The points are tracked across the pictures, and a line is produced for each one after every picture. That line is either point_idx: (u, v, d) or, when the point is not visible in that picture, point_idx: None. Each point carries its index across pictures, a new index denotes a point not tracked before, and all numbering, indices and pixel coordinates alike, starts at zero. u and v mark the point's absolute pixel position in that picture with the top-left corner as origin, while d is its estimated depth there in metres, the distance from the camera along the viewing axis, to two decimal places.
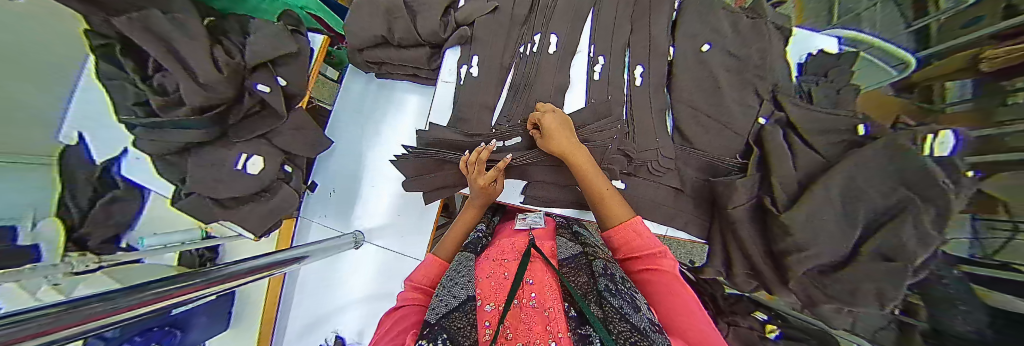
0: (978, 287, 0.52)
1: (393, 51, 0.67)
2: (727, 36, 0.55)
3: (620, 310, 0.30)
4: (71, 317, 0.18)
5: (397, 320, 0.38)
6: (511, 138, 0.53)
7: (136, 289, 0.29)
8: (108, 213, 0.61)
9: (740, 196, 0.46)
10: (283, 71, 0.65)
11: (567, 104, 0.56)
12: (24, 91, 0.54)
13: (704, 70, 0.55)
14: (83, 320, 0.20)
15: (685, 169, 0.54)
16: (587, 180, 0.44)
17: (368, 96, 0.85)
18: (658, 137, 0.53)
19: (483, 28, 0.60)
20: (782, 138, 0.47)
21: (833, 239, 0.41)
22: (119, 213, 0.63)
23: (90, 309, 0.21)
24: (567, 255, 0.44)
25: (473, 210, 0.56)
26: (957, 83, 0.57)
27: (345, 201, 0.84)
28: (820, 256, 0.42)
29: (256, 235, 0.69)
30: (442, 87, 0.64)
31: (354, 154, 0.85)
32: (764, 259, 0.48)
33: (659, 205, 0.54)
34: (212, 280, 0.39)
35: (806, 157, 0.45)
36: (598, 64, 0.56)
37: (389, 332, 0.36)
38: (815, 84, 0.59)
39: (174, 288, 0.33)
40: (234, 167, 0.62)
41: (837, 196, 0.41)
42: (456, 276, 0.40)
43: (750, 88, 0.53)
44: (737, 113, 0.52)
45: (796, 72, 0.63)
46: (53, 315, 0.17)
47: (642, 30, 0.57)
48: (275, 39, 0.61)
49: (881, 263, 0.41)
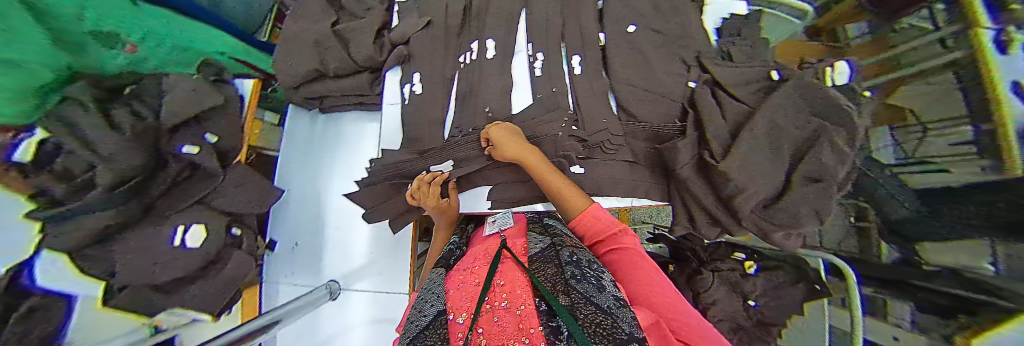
0: (905, 175, 0.58)
1: (330, 83, 0.64)
2: (647, 15, 0.60)
3: (585, 295, 0.27)
4: None
5: None
6: (444, 163, 0.53)
7: None
8: None
9: (683, 156, 0.50)
10: (209, 126, 0.60)
11: (516, 102, 0.58)
12: None
13: (634, 48, 0.59)
14: None
15: (634, 142, 0.58)
16: (535, 170, 0.45)
17: (315, 134, 0.82)
18: (605, 118, 0.55)
19: (420, 44, 0.59)
20: (709, 97, 0.52)
21: (768, 175, 0.46)
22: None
23: None
24: (536, 250, 0.40)
25: (445, 228, 0.58)
26: (912, 19, 0.56)
27: (312, 249, 0.79)
28: (759, 194, 0.46)
29: (213, 313, 0.61)
30: (389, 110, 0.62)
31: (311, 197, 0.80)
32: (719, 208, 0.52)
33: (618, 181, 0.56)
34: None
35: (734, 109, 0.51)
36: (537, 60, 0.58)
37: None
38: (732, 43, 0.66)
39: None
40: (169, 244, 0.52)
41: (763, 138, 0.47)
42: (426, 296, 0.37)
43: (676, 58, 0.58)
44: (670, 83, 0.56)
45: (715, 36, 0.71)
46: None
47: (572, 22, 0.61)
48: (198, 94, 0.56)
49: (812, 185, 0.46)
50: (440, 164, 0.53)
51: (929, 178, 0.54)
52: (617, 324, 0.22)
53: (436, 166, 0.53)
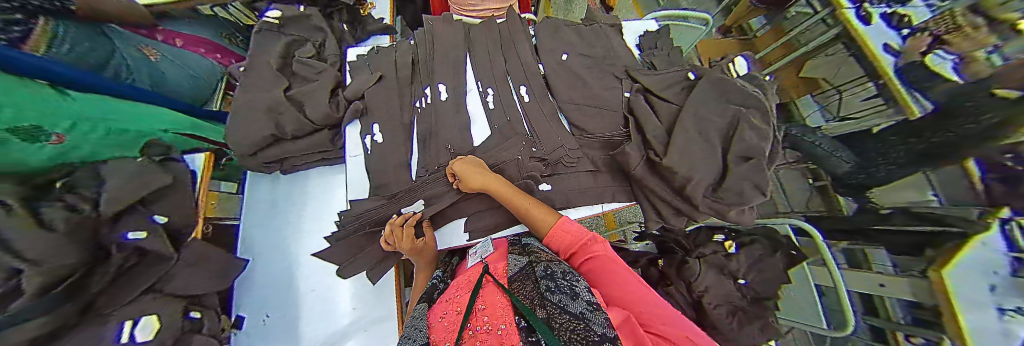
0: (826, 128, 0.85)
1: (290, 144, 0.65)
2: (575, 44, 0.70)
3: (561, 305, 0.29)
4: None
5: None
6: (414, 203, 0.55)
7: None
8: None
9: (632, 158, 0.56)
10: (157, 207, 0.54)
11: (475, 136, 0.61)
12: None
13: (571, 72, 0.67)
14: None
15: (590, 152, 0.63)
16: (500, 194, 0.48)
17: (279, 196, 0.78)
18: (559, 135, 0.60)
19: (375, 96, 0.62)
20: (643, 103, 0.60)
21: (704, 161, 0.52)
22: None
23: None
24: (515, 269, 0.41)
25: (425, 266, 0.57)
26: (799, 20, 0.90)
27: (285, 320, 0.72)
28: (703, 180, 0.52)
29: None
30: (352, 162, 0.63)
31: (281, 262, 0.75)
32: (677, 198, 0.57)
33: (583, 190, 0.60)
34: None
35: (664, 109, 0.59)
36: (488, 95, 0.64)
37: None
38: (653, 54, 0.77)
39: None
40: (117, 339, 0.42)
41: (692, 130, 0.54)
42: (410, 332, 0.36)
43: (608, 74, 0.67)
44: (608, 97, 0.64)
45: (637, 50, 0.81)
46: None
47: (513, 58, 0.68)
48: (142, 172, 0.53)
49: (744, 163, 0.51)
50: (411, 204, 0.55)
51: (846, 129, 0.79)
52: (589, 329, 0.24)
53: (409, 206, 0.55)
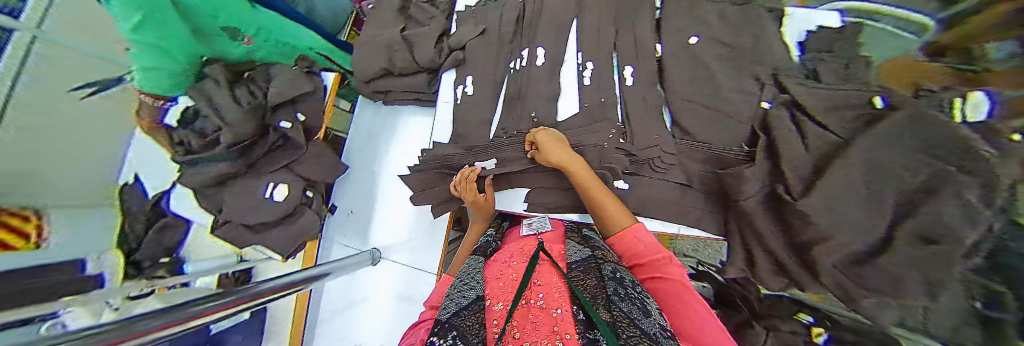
0: None
1: (394, 80, 0.72)
2: (714, 27, 0.56)
3: (628, 315, 0.27)
4: None
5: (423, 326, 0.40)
6: (488, 161, 0.54)
7: (150, 317, 0.29)
8: (158, 239, 0.66)
9: (751, 186, 0.45)
10: (300, 107, 0.71)
11: (561, 110, 0.57)
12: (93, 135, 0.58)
13: (695, 62, 0.55)
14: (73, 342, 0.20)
15: (688, 162, 0.53)
16: (577, 176, 0.44)
17: (376, 122, 0.91)
18: (657, 133, 0.51)
19: (475, 49, 0.64)
20: (788, 120, 0.46)
21: (858, 221, 0.38)
22: (167, 238, 0.67)
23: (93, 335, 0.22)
24: (576, 258, 0.40)
25: (479, 219, 0.60)
26: None
27: (361, 223, 0.88)
28: (849, 245, 0.39)
29: (284, 255, 0.72)
30: (442, 107, 0.67)
31: (366, 177, 0.89)
32: (787, 249, 0.46)
33: (666, 202, 0.52)
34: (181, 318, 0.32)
35: (818, 138, 0.44)
36: (587, 70, 0.58)
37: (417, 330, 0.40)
38: (822, 60, 0.56)
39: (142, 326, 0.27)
40: (262, 195, 0.67)
41: (860, 177, 0.38)
42: (467, 278, 0.40)
43: (746, 74, 0.52)
44: (738, 101, 0.50)
45: (797, 51, 0.60)
46: None
47: (627, 31, 0.59)
48: (292, 83, 0.69)
49: (923, 246, 0.34)
50: (485, 161, 0.55)
51: None
52: None
53: (480, 163, 0.55)
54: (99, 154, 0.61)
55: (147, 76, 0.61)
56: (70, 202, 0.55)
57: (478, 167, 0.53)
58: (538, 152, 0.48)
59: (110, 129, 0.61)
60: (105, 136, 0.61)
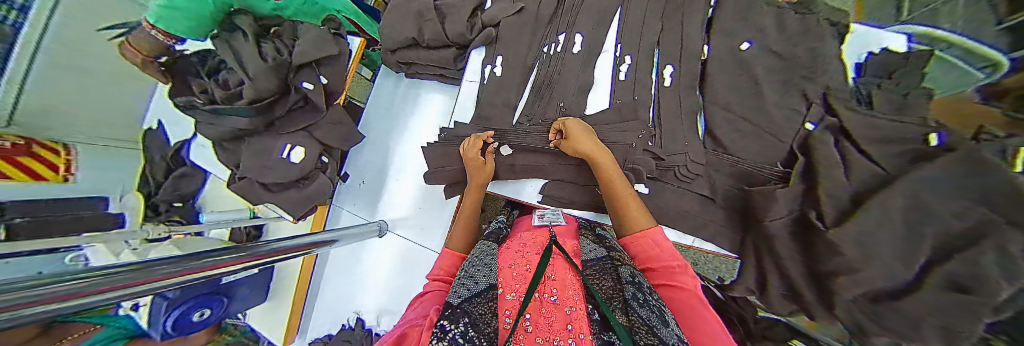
0: None
1: (422, 52, 0.70)
2: (771, 33, 0.51)
3: (646, 321, 0.26)
4: (151, 272, 0.26)
5: (429, 298, 0.40)
6: (504, 148, 0.56)
7: (189, 258, 0.33)
8: (175, 185, 0.73)
9: (780, 210, 0.44)
10: (323, 70, 0.69)
11: (590, 104, 0.55)
12: (103, 92, 0.70)
13: (743, 69, 0.51)
14: (153, 277, 0.26)
15: (715, 176, 0.50)
16: (602, 167, 0.44)
17: (397, 94, 0.90)
18: (687, 140, 0.50)
19: (508, 28, 0.61)
20: (834, 147, 0.43)
21: (892, 260, 0.39)
22: (184, 186, 0.74)
23: (172, 268, 0.29)
24: (591, 257, 0.39)
25: (476, 197, 0.54)
26: None
27: (372, 192, 0.89)
28: (873, 281, 0.40)
29: (294, 217, 0.74)
30: (466, 86, 0.65)
31: (381, 148, 0.90)
32: (808, 280, 0.46)
33: (685, 213, 0.50)
34: (190, 268, 0.31)
35: (863, 169, 0.41)
36: (624, 64, 0.55)
37: (426, 299, 0.40)
38: (876, 86, 0.51)
39: (153, 273, 0.26)
40: (279, 155, 0.68)
41: (899, 214, 0.38)
42: (478, 264, 0.40)
43: (795, 89, 0.48)
44: (780, 119, 0.48)
45: (852, 73, 0.55)
46: (140, 271, 0.25)
47: (674, 28, 0.55)
48: (319, 42, 0.66)
49: (951, 294, 0.35)
50: (501, 149, 0.57)
51: None
52: None
53: (504, 145, 0.56)
54: (113, 102, 0.73)
55: (167, 14, 0.55)
56: (96, 142, 0.71)
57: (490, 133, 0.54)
58: (564, 141, 0.48)
59: (123, 84, 0.74)
60: (123, 92, 0.75)
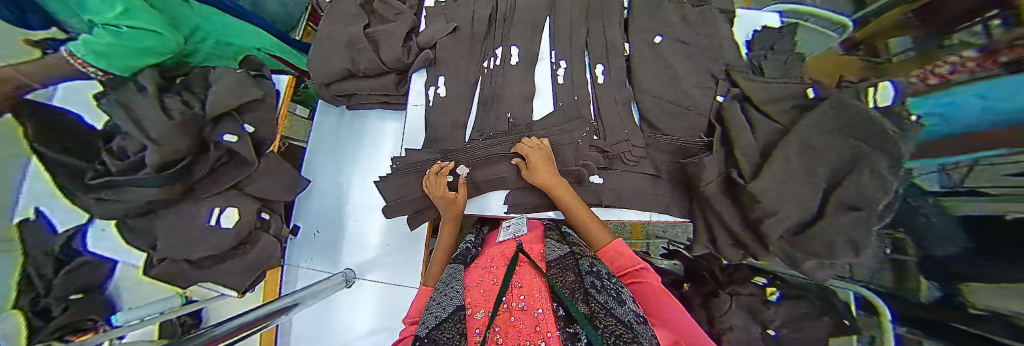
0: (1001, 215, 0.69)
1: (360, 82, 0.67)
2: (676, 26, 0.59)
3: (605, 305, 0.30)
4: None
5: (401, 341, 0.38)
6: (460, 168, 0.54)
7: None
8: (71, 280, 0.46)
9: (709, 173, 0.49)
10: (249, 117, 0.61)
11: (536, 110, 0.58)
12: None
13: (660, 59, 0.58)
14: None
15: (656, 155, 0.56)
16: (546, 185, 0.47)
17: (342, 130, 0.85)
18: (626, 129, 0.55)
19: (446, 48, 0.61)
20: (740, 112, 0.50)
21: (802, 204, 0.43)
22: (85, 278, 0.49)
23: None
24: (555, 256, 0.41)
25: (451, 226, 0.54)
26: None
27: (331, 239, 0.82)
28: (789, 218, 0.44)
29: (240, 290, 0.64)
30: (413, 111, 0.64)
31: (334, 190, 0.83)
32: (747, 231, 0.49)
33: (638, 193, 0.55)
34: None
35: (765, 128, 0.48)
36: (560, 68, 0.59)
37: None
38: (763, 58, 0.62)
39: None
40: (206, 223, 0.56)
41: (797, 158, 0.43)
42: (445, 289, 0.38)
43: (702, 70, 0.56)
44: (697, 96, 0.55)
45: (745, 49, 0.66)
46: None
47: (597, 31, 0.61)
48: (238, 85, 0.58)
49: (847, 215, 0.40)
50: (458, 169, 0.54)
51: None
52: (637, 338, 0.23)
53: (460, 165, 0.54)
54: None
55: (110, 50, 0.45)
56: None
57: (450, 164, 0.52)
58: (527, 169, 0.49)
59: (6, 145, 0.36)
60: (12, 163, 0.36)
